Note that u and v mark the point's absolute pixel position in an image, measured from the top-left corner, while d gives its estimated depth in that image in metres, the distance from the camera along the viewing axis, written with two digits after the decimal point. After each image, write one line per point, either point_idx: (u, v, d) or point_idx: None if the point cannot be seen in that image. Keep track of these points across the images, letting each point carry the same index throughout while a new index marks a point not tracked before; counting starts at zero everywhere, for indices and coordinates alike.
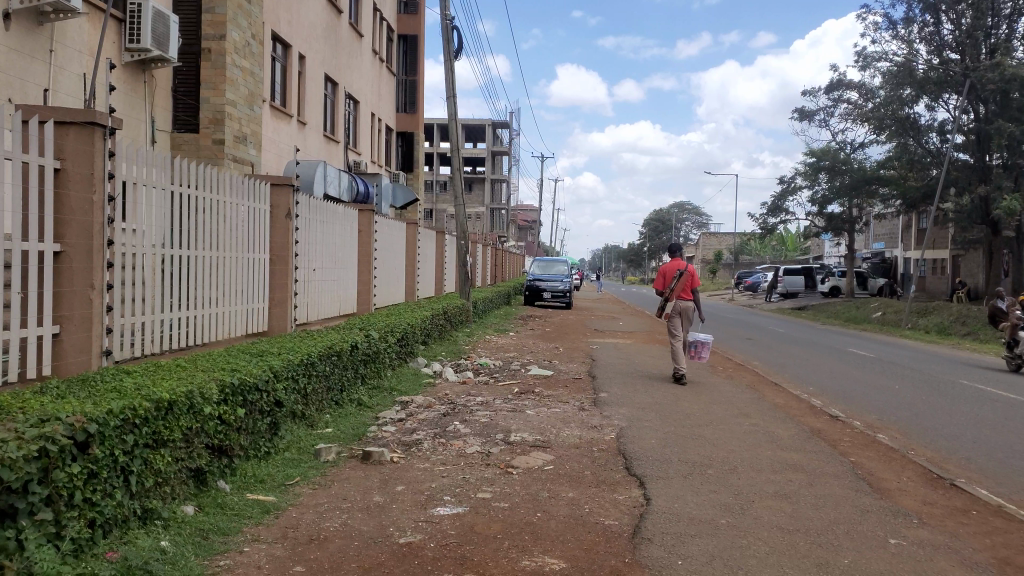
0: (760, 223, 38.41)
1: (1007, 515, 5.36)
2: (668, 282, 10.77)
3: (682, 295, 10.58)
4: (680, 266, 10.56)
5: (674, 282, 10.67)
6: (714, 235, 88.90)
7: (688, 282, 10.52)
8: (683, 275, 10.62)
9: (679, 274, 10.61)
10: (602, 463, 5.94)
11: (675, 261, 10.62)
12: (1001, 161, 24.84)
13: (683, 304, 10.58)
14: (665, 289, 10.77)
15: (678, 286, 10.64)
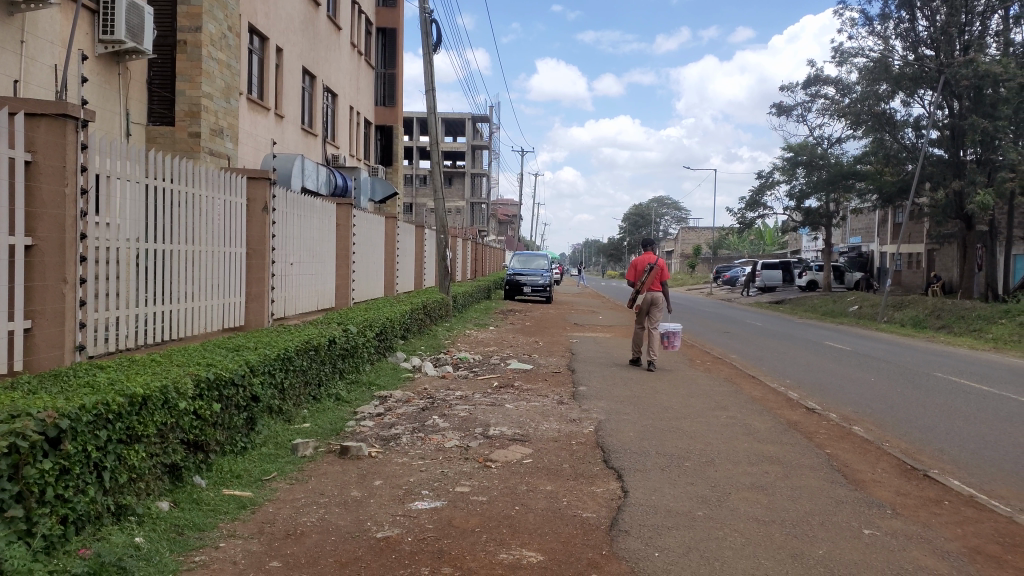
0: (738, 218, 38.64)
1: (978, 505, 5.44)
2: (637, 275, 11.25)
3: (652, 287, 11.08)
4: (651, 260, 11.05)
5: (644, 275, 11.16)
6: (693, 230, 89.32)
7: (658, 276, 11.04)
8: (653, 269, 11.11)
9: (649, 267, 11.10)
10: (581, 457, 5.96)
11: (645, 256, 11.11)
12: (974, 156, 25.11)
13: (653, 296, 11.08)
14: (635, 282, 11.25)
15: (648, 279, 11.13)
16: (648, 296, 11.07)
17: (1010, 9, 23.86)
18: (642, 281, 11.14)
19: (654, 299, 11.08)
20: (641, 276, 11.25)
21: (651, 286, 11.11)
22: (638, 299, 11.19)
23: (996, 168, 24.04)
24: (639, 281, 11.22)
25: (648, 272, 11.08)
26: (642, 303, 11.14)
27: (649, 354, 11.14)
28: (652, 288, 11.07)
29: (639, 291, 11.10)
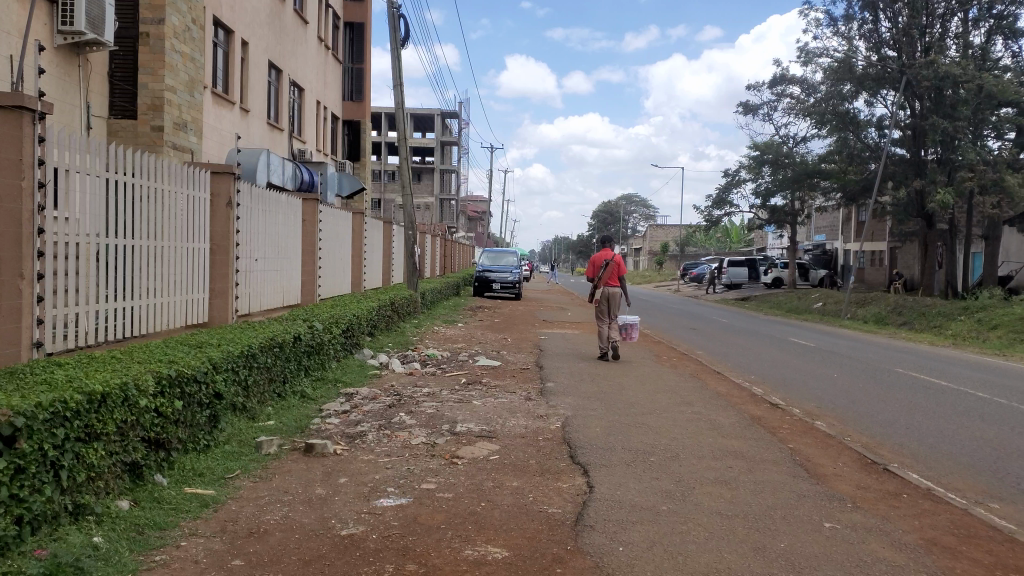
0: (705, 215, 38.97)
1: (935, 498, 5.56)
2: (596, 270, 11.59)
3: (609, 283, 11.43)
4: (608, 256, 11.35)
5: (602, 270, 11.50)
6: (661, 228, 89.91)
7: (615, 271, 11.36)
8: (610, 264, 11.44)
9: (607, 263, 11.42)
10: (547, 452, 5.98)
11: (602, 252, 11.42)
12: (935, 155, 25.57)
13: (611, 291, 11.43)
14: (593, 277, 11.59)
15: (605, 274, 11.46)
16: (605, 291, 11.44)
17: (969, 12, 24.32)
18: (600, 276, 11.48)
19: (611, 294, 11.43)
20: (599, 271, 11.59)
21: (608, 281, 11.45)
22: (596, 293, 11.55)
23: (955, 167, 24.49)
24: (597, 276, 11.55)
25: (605, 267, 11.41)
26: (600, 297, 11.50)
27: (609, 346, 11.62)
28: (610, 283, 11.42)
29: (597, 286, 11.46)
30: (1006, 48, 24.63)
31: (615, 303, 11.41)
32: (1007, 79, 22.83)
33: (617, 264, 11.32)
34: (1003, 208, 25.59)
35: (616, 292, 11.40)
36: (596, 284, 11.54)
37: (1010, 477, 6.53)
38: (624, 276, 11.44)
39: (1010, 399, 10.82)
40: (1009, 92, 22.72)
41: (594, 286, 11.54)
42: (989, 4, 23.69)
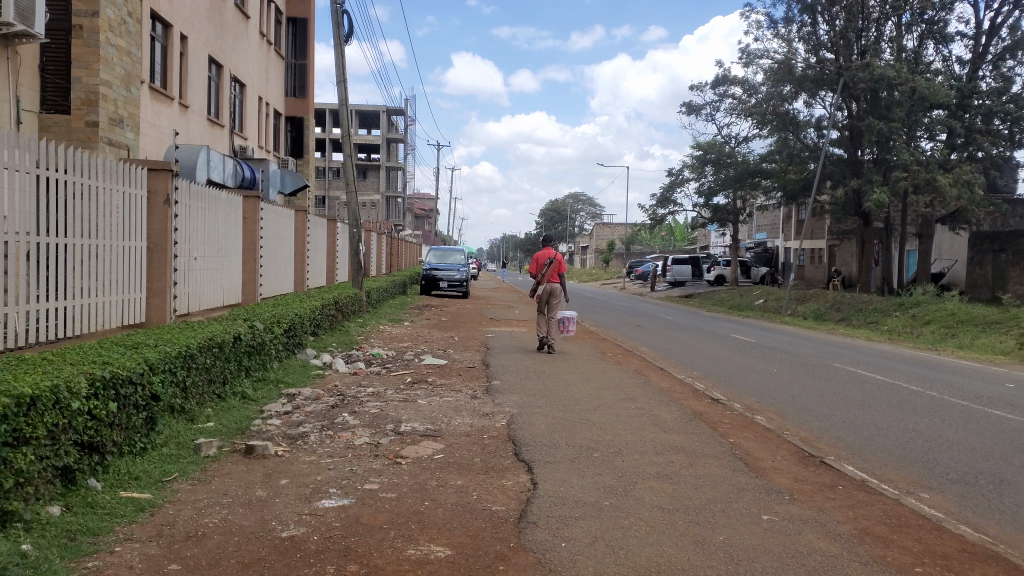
0: (650, 214, 39.41)
1: (869, 489, 5.73)
2: (538, 267, 11.97)
3: (550, 280, 11.86)
4: (553, 254, 11.67)
5: (544, 268, 11.88)
6: (607, 226, 90.68)
7: (557, 269, 11.83)
8: (552, 262, 11.84)
9: (548, 260, 11.82)
10: (492, 451, 6.00)
11: (546, 249, 11.76)
12: (871, 156, 26.32)
13: (551, 288, 11.88)
14: (535, 273, 11.97)
15: (547, 271, 11.88)
16: (548, 287, 11.87)
17: (902, 17, 25.03)
18: (542, 273, 11.88)
19: (552, 290, 11.88)
20: (541, 268, 11.95)
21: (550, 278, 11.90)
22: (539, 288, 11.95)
23: (890, 167, 25.21)
24: (539, 273, 11.94)
25: (546, 265, 11.81)
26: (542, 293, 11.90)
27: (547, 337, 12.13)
28: (551, 280, 11.85)
29: (539, 282, 11.82)
30: (937, 52, 25.45)
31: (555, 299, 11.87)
32: (938, 82, 23.58)
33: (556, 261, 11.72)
34: (936, 208, 26.44)
35: (556, 289, 11.86)
36: (537, 281, 11.93)
37: (940, 467, 6.77)
38: (563, 274, 11.98)
39: (941, 393, 11.18)
40: (940, 95, 23.47)
41: (535, 282, 11.92)
42: (922, 9, 24.43)
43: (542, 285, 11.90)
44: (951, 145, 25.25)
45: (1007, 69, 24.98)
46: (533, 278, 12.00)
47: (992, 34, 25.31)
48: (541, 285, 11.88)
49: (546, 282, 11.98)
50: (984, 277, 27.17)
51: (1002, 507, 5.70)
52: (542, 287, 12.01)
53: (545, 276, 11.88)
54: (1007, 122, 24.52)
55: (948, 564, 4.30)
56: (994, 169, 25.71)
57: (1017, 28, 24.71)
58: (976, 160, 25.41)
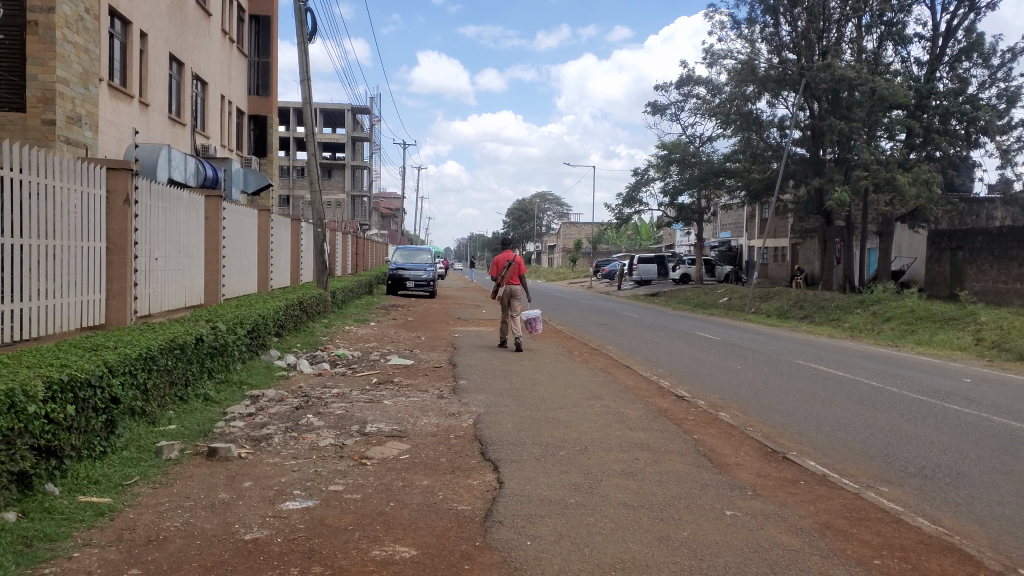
0: (616, 214, 39.64)
1: (830, 484, 5.82)
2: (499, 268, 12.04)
3: (510, 281, 11.94)
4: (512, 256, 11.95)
5: (504, 269, 11.94)
6: (574, 225, 91.02)
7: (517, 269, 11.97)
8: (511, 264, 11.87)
9: (508, 263, 11.88)
10: (458, 450, 6.00)
11: (505, 252, 11.77)
12: (832, 155, 26.72)
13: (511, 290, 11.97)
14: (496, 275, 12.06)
15: (507, 273, 11.95)
16: (508, 289, 11.99)
17: (862, 19, 25.45)
18: (502, 275, 11.94)
19: (513, 292, 11.99)
20: (501, 270, 12.01)
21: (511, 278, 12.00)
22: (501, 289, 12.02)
23: (851, 167, 25.62)
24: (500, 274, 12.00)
25: (506, 267, 11.87)
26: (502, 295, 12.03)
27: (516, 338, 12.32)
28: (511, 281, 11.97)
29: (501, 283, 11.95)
30: (896, 53, 25.90)
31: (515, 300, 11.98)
32: (897, 82, 24.01)
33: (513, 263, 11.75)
34: (895, 207, 26.92)
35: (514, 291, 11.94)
36: (497, 282, 12.03)
37: (899, 461, 6.90)
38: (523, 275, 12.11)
39: (901, 388, 11.39)
40: (899, 95, 23.90)
41: (497, 284, 12.00)
42: (881, 11, 24.87)
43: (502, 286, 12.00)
44: (910, 145, 25.73)
45: (963, 70, 25.51)
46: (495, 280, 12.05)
47: (949, 36, 25.83)
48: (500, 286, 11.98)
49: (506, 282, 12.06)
50: (942, 275, 27.74)
51: (958, 499, 5.83)
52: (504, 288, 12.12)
53: (504, 278, 11.96)
54: (963, 123, 25.05)
55: (905, 556, 4.39)
56: (951, 168, 26.24)
57: (972, 30, 25.24)
58: (934, 160, 25.92)
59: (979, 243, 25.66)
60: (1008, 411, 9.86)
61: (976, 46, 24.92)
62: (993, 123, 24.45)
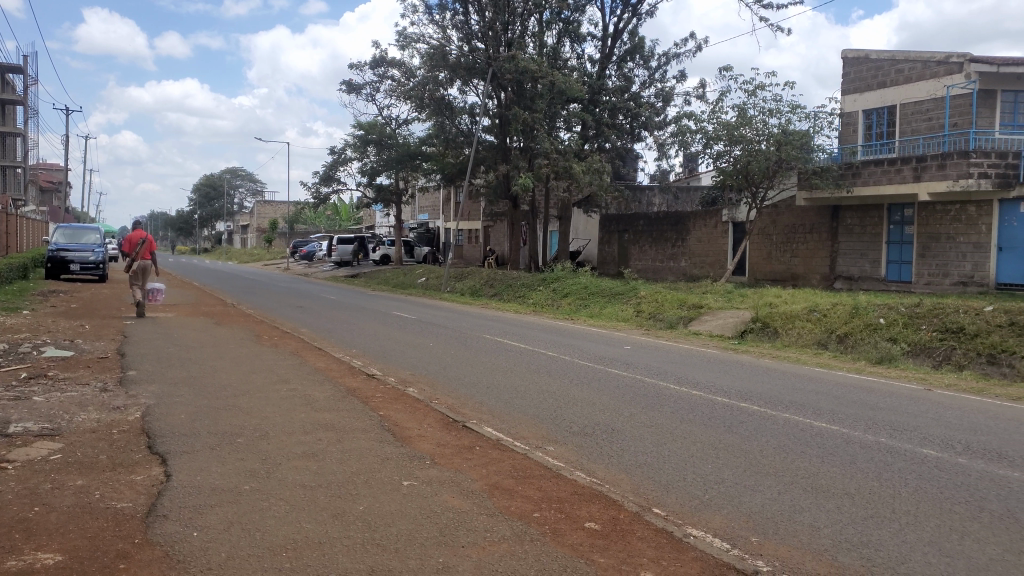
0: (314, 192, 38.72)
1: (502, 447, 6.30)
2: (130, 245, 13.41)
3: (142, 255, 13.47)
4: (142, 235, 13.41)
5: (136, 246, 13.41)
6: (268, 204, 87.57)
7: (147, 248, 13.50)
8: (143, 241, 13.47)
9: (140, 240, 13.35)
10: (120, 445, 5.58)
11: (137, 232, 13.36)
12: (517, 143, 28.39)
13: (144, 263, 13.59)
14: (129, 251, 13.41)
15: (140, 249, 13.43)
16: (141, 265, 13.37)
17: (543, 14, 27.17)
18: (135, 252, 13.36)
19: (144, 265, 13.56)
20: (133, 246, 13.44)
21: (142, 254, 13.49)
22: (133, 263, 13.49)
23: (534, 155, 27.55)
24: (132, 250, 13.42)
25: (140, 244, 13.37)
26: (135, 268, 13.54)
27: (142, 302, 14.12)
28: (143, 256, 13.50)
29: (134, 260, 13.44)
30: (573, 50, 28.03)
31: (149, 273, 13.73)
32: (572, 78, 26.10)
33: (151, 243, 13.50)
34: (572, 192, 29.37)
35: (157, 260, 13.66)
36: (132, 258, 13.44)
37: (565, 422, 7.64)
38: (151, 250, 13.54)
39: (573, 356, 12.59)
40: (574, 89, 26.00)
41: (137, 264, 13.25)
42: (559, 9, 26.81)
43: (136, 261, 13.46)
44: (584, 136, 28.12)
45: (628, 70, 28.39)
46: (129, 255, 13.41)
47: (616, 37, 28.50)
48: (134, 260, 13.47)
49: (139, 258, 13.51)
50: (612, 254, 30.83)
51: (611, 452, 6.61)
52: (136, 262, 13.51)
53: (138, 254, 13.40)
54: (628, 118, 28.01)
55: (560, 506, 4.91)
56: (618, 158, 29.23)
57: (635, 33, 28.12)
58: (604, 151, 28.61)
59: (641, 226, 28.88)
60: (656, 372, 11.33)
61: (639, 48, 27.87)
62: (651, 119, 27.81)
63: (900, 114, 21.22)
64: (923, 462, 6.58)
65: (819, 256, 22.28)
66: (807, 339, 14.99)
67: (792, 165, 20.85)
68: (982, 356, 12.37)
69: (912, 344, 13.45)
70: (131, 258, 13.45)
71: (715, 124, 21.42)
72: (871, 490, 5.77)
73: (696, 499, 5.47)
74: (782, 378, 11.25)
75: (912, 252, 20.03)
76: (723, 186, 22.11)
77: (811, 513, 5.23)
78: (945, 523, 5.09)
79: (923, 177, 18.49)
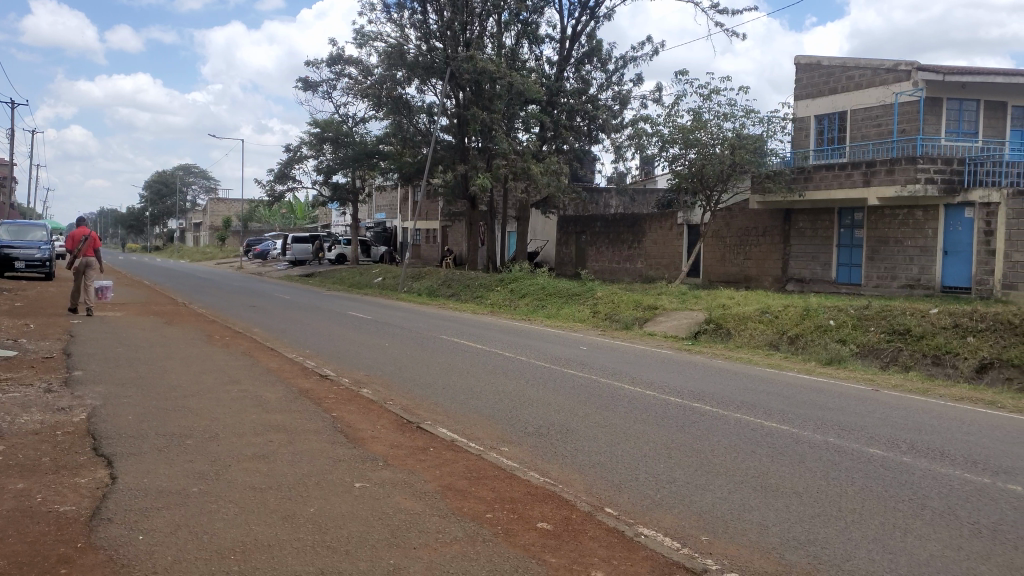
0: (268, 190, 38.22)
1: (456, 448, 6.30)
2: (73, 242, 13.19)
3: (86, 253, 13.24)
4: (88, 232, 13.16)
5: (80, 244, 13.20)
6: (222, 202, 86.28)
7: (92, 245, 13.26)
8: (88, 238, 13.24)
9: (84, 237, 13.12)
10: (64, 448, 5.45)
11: (81, 229, 13.12)
12: (475, 143, 28.37)
13: (88, 261, 13.35)
14: (72, 249, 13.18)
15: (83, 247, 13.21)
16: (84, 263, 13.15)
17: (501, 15, 27.22)
18: (79, 249, 13.13)
19: (88, 263, 13.32)
20: (76, 243, 13.24)
21: (86, 252, 13.25)
22: (76, 261, 13.24)
23: (492, 156, 27.56)
24: (75, 248, 13.19)
25: (83, 242, 13.12)
26: (78, 266, 13.31)
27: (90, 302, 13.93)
28: (87, 254, 13.26)
29: (76, 257, 13.19)
30: (531, 51, 28.10)
31: (93, 270, 13.50)
32: (530, 79, 26.17)
33: (97, 240, 13.28)
34: (530, 193, 29.45)
35: (101, 257, 13.44)
36: (75, 256, 13.21)
37: (521, 423, 7.66)
38: (98, 248, 13.33)
39: (529, 357, 12.62)
40: (532, 90, 26.07)
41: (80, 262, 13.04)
42: (518, 10, 26.86)
43: (79, 259, 13.23)
44: (542, 138, 28.20)
45: (586, 73, 28.53)
46: (71, 253, 13.18)
47: (574, 39, 28.65)
48: (77, 259, 13.22)
49: (82, 256, 13.27)
50: (569, 255, 30.99)
51: (565, 452, 6.65)
52: (79, 260, 13.28)
53: (81, 251, 13.16)
54: (585, 120, 28.17)
55: (513, 506, 4.93)
56: (576, 160, 29.39)
57: (593, 36, 28.31)
58: (562, 152, 28.74)
59: (598, 227, 29.08)
60: (612, 373, 11.41)
61: (597, 51, 28.06)
62: (608, 122, 28.01)
63: (851, 120, 21.68)
64: (868, 461, 6.74)
65: (771, 259, 22.66)
66: (759, 340, 15.24)
67: (746, 169, 21.17)
68: (928, 357, 12.70)
69: (860, 346, 13.74)
70: (74, 256, 13.22)
71: (671, 128, 21.63)
72: (818, 488, 5.89)
73: (648, 498, 5.53)
74: (735, 379, 11.41)
75: (861, 255, 20.46)
76: (679, 189, 22.30)
77: (760, 511, 5.33)
78: (888, 520, 5.23)
79: (872, 182, 18.92)
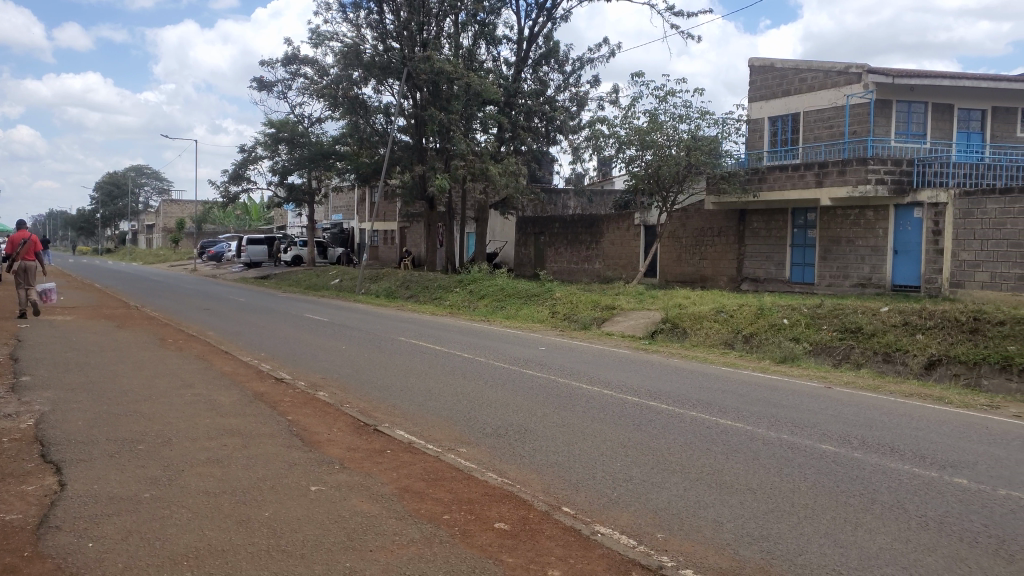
0: (222, 191, 37.65)
1: (413, 450, 6.29)
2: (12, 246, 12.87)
3: (27, 256, 12.95)
4: (27, 235, 12.83)
5: (19, 247, 12.88)
6: (175, 203, 84.87)
7: (32, 248, 12.96)
8: (28, 241, 12.92)
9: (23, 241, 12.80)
10: (11, 455, 5.33)
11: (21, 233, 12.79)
12: (433, 144, 28.27)
13: (28, 263, 13.05)
14: (11, 252, 12.85)
15: (22, 250, 12.89)
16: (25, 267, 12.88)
17: (458, 16, 27.25)
18: (18, 252, 12.83)
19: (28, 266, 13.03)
20: (15, 246, 12.92)
21: (25, 255, 12.94)
22: (15, 264, 12.94)
23: (450, 157, 27.50)
24: (14, 252, 12.87)
25: (23, 245, 12.81)
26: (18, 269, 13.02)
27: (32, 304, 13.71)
28: (27, 257, 12.97)
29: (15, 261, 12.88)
30: (488, 52, 28.11)
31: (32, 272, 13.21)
32: (488, 80, 26.17)
33: (37, 243, 12.98)
34: (489, 194, 29.45)
35: (42, 260, 13.14)
36: (14, 259, 12.90)
37: (479, 424, 7.67)
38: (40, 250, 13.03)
39: (488, 358, 12.63)
40: (490, 91, 26.06)
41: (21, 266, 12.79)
42: (475, 11, 26.84)
43: (18, 263, 12.93)
44: (500, 139, 28.21)
45: (543, 74, 28.63)
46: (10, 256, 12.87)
47: (531, 41, 28.73)
48: (17, 262, 12.92)
49: (21, 259, 12.96)
50: (528, 256, 31.09)
51: (524, 452, 6.68)
52: (19, 263, 12.98)
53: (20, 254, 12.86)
54: (543, 121, 28.27)
55: (470, 507, 4.94)
56: (534, 161, 29.47)
57: (550, 38, 28.41)
58: (520, 153, 28.79)
59: (557, 228, 29.20)
60: (571, 373, 11.46)
61: (554, 52, 28.17)
62: (566, 123, 28.16)
63: (803, 122, 22.06)
64: (821, 457, 6.87)
65: (726, 259, 22.98)
66: (714, 339, 15.45)
67: (702, 170, 21.43)
68: (879, 354, 12.99)
69: (813, 344, 14.00)
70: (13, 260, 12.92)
71: (628, 129, 21.78)
72: (771, 485, 6.00)
73: (605, 497, 5.58)
74: (691, 378, 11.55)
75: (814, 255, 20.84)
76: (635, 190, 22.48)
77: (715, 508, 5.41)
78: (839, 515, 5.35)
79: (824, 183, 19.28)
